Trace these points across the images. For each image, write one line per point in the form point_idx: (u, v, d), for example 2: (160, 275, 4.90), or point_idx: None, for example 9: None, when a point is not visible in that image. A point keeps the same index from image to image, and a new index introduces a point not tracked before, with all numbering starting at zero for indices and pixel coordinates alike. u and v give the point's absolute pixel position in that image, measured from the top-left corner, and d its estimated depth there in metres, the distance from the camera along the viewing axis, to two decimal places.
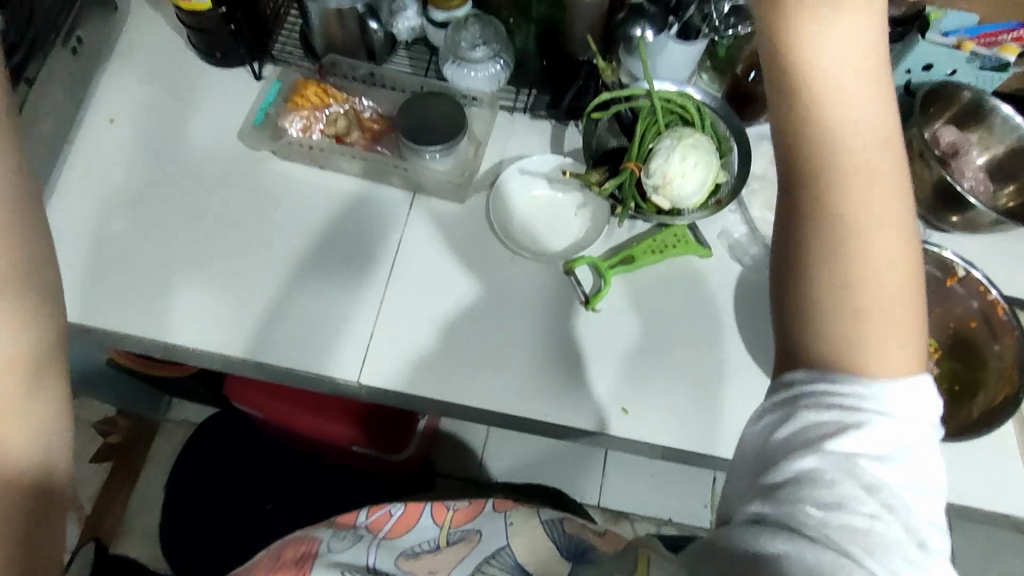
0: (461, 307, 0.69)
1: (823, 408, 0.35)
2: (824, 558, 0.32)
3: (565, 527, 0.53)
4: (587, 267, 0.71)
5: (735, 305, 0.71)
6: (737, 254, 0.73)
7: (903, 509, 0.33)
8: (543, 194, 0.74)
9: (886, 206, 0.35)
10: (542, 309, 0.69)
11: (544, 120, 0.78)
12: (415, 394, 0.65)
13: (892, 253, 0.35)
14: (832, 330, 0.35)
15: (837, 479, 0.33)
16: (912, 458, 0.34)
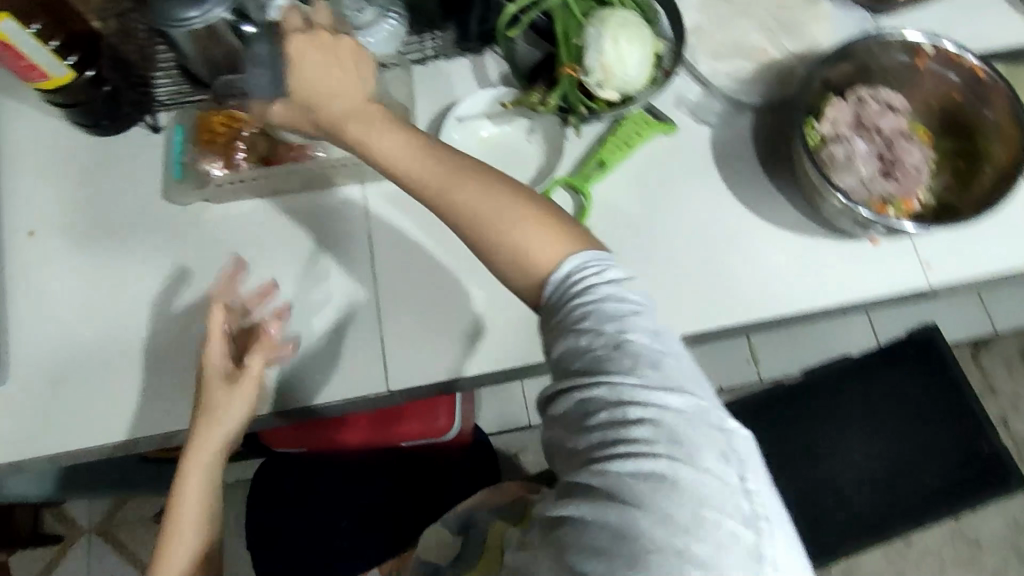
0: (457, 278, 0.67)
1: (597, 293, 0.46)
2: (638, 412, 0.42)
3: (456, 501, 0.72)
4: (562, 189, 0.68)
5: (718, 168, 0.68)
6: (701, 116, 0.70)
7: (675, 413, 0.42)
8: (490, 132, 0.69)
9: (466, 182, 0.51)
10: None
11: (459, 57, 0.73)
12: (447, 378, 0.64)
13: (520, 223, 0.49)
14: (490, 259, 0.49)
15: (616, 346, 0.44)
16: (669, 360, 0.44)
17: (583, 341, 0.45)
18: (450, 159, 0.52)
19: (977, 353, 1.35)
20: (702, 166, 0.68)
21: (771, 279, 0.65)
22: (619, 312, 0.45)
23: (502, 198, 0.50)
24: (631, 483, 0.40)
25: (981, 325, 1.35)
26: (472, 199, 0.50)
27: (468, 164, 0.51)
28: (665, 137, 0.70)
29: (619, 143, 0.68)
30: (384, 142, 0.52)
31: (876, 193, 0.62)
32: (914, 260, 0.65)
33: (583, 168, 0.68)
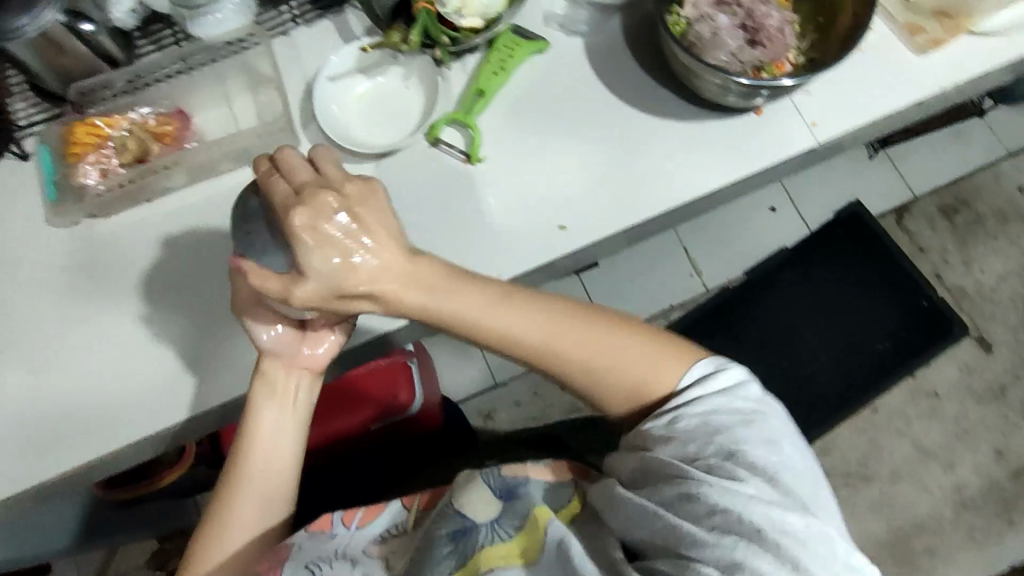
0: None
1: (702, 408, 0.53)
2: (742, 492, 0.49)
3: (501, 469, 0.61)
4: (449, 127, 0.68)
5: (597, 73, 0.69)
6: (570, 27, 0.70)
7: (743, 419, 0.52)
8: (365, 87, 0.68)
9: (530, 319, 0.55)
10: (435, 188, 0.67)
11: (320, 19, 0.72)
12: (379, 333, 0.64)
13: (639, 351, 0.56)
14: (609, 377, 0.55)
15: (726, 461, 0.51)
16: (762, 428, 0.52)
17: (692, 424, 0.53)
18: (530, 316, 0.55)
19: (901, 218, 1.41)
20: (581, 76, 0.69)
21: (668, 170, 0.67)
22: (723, 405, 0.53)
23: (546, 314, 0.55)
24: (722, 507, 0.49)
25: (896, 193, 1.42)
26: (613, 352, 0.55)
27: (561, 325, 0.55)
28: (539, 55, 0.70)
29: (493, 70, 0.67)
30: (454, 301, 0.53)
31: (746, 63, 0.63)
32: (799, 121, 0.67)
33: (465, 102, 0.67)
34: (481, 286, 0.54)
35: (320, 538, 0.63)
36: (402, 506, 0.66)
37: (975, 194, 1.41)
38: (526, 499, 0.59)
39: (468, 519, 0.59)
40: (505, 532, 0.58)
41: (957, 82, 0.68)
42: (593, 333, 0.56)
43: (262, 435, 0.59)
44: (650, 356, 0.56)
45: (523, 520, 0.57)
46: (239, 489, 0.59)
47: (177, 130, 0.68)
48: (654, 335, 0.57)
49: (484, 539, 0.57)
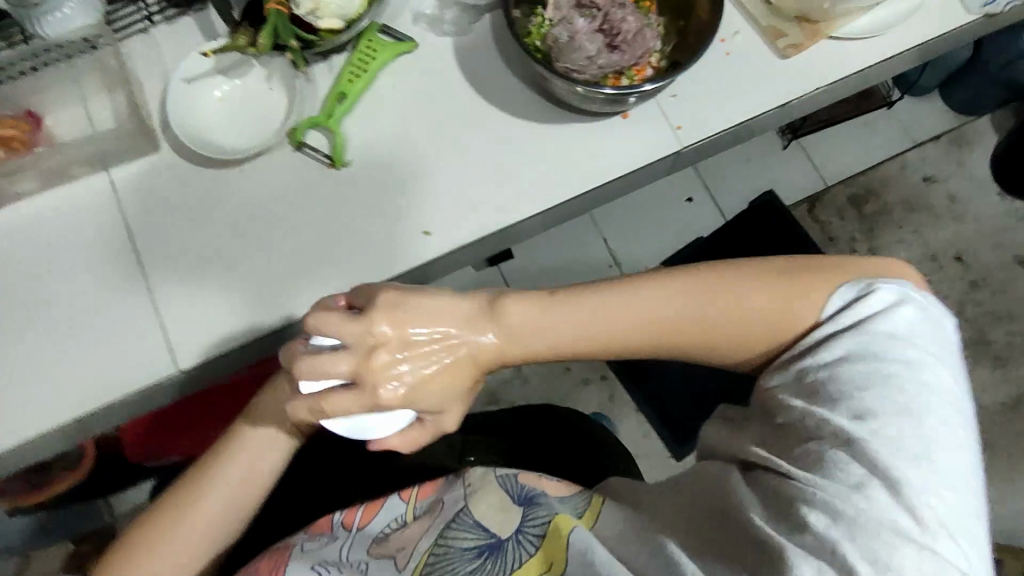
0: (230, 243, 0.66)
1: (857, 364, 0.49)
2: (856, 506, 0.45)
3: (518, 477, 0.64)
4: (313, 130, 0.67)
5: (465, 76, 0.69)
6: (437, 28, 0.70)
7: (873, 388, 0.48)
8: (225, 90, 0.66)
9: (683, 307, 0.54)
10: (298, 195, 0.66)
11: (181, 18, 0.70)
12: (241, 343, 0.64)
13: (758, 299, 0.53)
14: (726, 337, 0.54)
15: (844, 462, 0.47)
16: (893, 385, 0.48)
17: (830, 383, 0.49)
18: (700, 298, 0.54)
19: (812, 208, 1.44)
20: (448, 78, 0.69)
21: (535, 174, 0.67)
22: (869, 346, 0.49)
23: (687, 295, 0.54)
24: (813, 521, 0.46)
25: (810, 182, 1.46)
26: (708, 322, 0.54)
27: (692, 294, 0.54)
28: (407, 56, 0.69)
29: (355, 72, 0.67)
30: (558, 322, 0.53)
31: (603, 68, 0.63)
32: (663, 125, 0.68)
33: (328, 107, 0.66)
34: (577, 300, 0.54)
35: (319, 541, 0.66)
36: (401, 499, 0.68)
37: (882, 184, 1.45)
38: (545, 505, 0.60)
39: (496, 537, 0.59)
40: (531, 542, 0.57)
41: (816, 87, 0.69)
42: (713, 316, 0.54)
43: (221, 469, 0.58)
44: (743, 315, 0.54)
45: (543, 531, 0.57)
46: (175, 530, 0.57)
47: (26, 136, 0.66)
48: (784, 272, 0.54)
49: (514, 556, 0.57)
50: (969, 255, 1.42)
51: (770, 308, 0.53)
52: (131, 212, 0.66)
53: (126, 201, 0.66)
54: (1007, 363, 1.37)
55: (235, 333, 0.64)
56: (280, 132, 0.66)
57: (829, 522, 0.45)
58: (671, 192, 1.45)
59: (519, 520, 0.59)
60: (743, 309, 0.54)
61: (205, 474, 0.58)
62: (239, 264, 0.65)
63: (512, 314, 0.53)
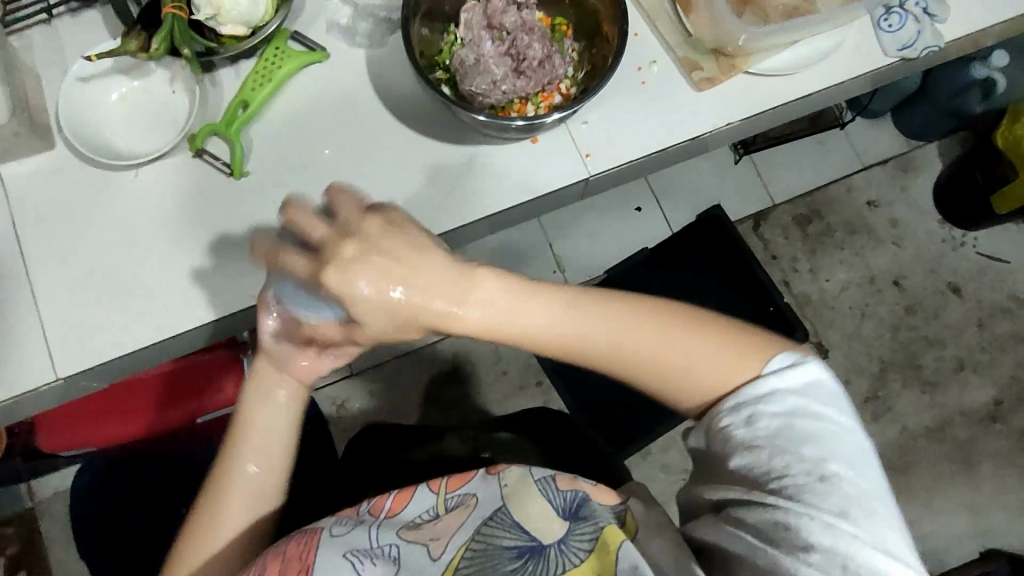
0: (120, 249, 0.64)
1: (761, 412, 0.52)
2: (802, 533, 0.48)
3: (558, 482, 0.59)
4: (214, 137, 0.66)
5: (377, 90, 0.68)
6: (351, 39, 0.69)
7: (800, 428, 0.51)
8: (124, 92, 0.65)
9: (638, 350, 0.53)
10: (194, 203, 0.65)
11: (85, 10, 0.68)
12: (125, 352, 0.63)
13: (707, 363, 0.53)
14: (662, 381, 0.54)
15: (779, 499, 0.50)
16: (826, 424, 0.51)
17: (773, 431, 0.51)
18: (652, 346, 0.53)
19: (757, 225, 1.45)
20: (359, 91, 0.68)
21: (439, 194, 0.66)
22: (793, 394, 0.52)
23: (638, 330, 0.53)
24: (816, 541, 0.48)
25: (758, 199, 1.47)
26: (650, 359, 0.53)
27: (650, 343, 0.53)
28: (318, 65, 0.68)
29: (260, 80, 0.66)
30: (512, 325, 0.51)
31: (507, 93, 0.62)
32: (573, 152, 0.68)
33: (229, 115, 0.65)
34: (543, 297, 0.52)
35: (346, 524, 0.59)
36: (430, 490, 0.62)
37: (828, 205, 1.47)
38: (591, 521, 0.56)
39: (536, 540, 0.56)
40: (578, 552, 0.54)
41: (729, 122, 0.69)
42: (674, 359, 0.53)
43: (261, 406, 0.58)
44: (686, 363, 0.53)
45: (591, 543, 0.55)
46: (233, 471, 0.57)
47: None
48: (729, 335, 0.54)
49: (560, 562, 0.54)
50: (907, 279, 1.44)
51: (715, 365, 0.53)
52: (24, 211, 0.64)
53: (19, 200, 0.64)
54: (936, 388, 1.40)
55: (123, 341, 0.63)
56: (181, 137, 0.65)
57: (831, 548, 0.47)
58: (620, 201, 1.45)
59: (564, 530, 0.56)
60: (692, 364, 0.53)
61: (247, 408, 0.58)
62: (132, 270, 0.64)
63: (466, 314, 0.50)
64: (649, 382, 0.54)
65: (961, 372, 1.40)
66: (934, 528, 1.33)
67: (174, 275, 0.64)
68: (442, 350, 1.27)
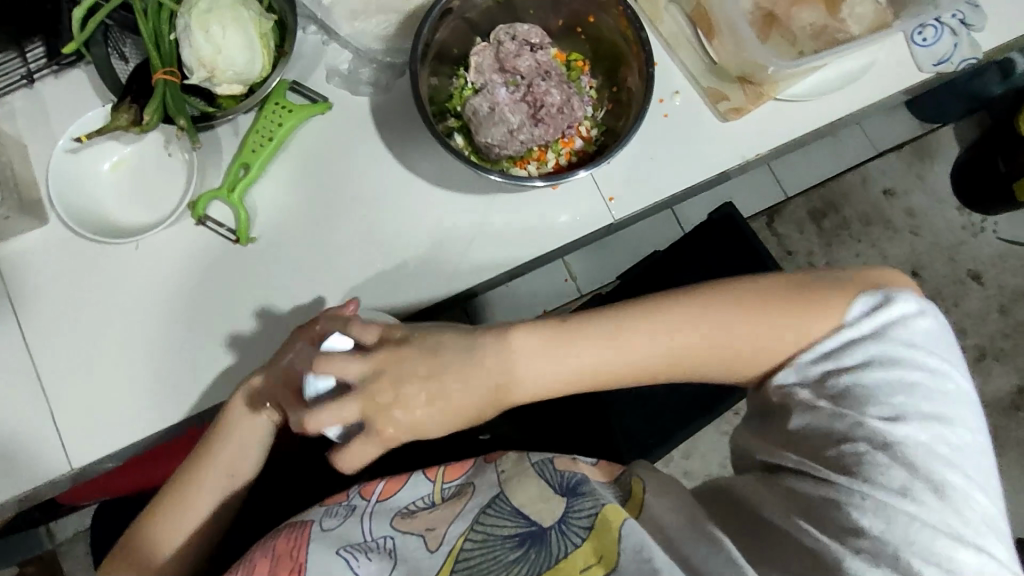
0: (126, 327, 0.61)
1: (834, 362, 0.48)
2: (860, 498, 0.44)
3: (556, 464, 0.53)
4: (217, 201, 0.63)
5: (384, 140, 0.65)
6: (353, 87, 0.65)
7: (874, 387, 0.46)
8: (119, 158, 0.63)
9: (712, 330, 0.50)
10: (201, 274, 0.62)
11: (67, 69, 0.63)
12: (138, 437, 0.60)
13: (753, 343, 0.49)
14: (712, 363, 0.51)
15: (853, 456, 0.45)
16: (907, 376, 0.46)
17: (842, 388, 0.47)
18: (726, 324, 0.50)
19: (771, 221, 1.42)
20: (365, 140, 0.65)
21: (457, 251, 0.63)
22: (872, 345, 0.47)
23: (701, 313, 0.50)
24: (867, 525, 0.43)
25: (771, 193, 1.43)
26: (693, 356, 0.50)
27: (717, 320, 0.50)
28: (320, 116, 0.65)
29: (261, 138, 0.62)
30: (564, 351, 0.50)
31: (526, 143, 0.58)
32: (594, 196, 0.64)
33: (231, 178, 0.62)
34: (578, 337, 0.50)
35: (336, 516, 0.55)
36: (425, 478, 0.57)
37: (842, 197, 1.43)
38: (591, 495, 0.49)
39: (536, 525, 0.49)
40: (580, 531, 0.47)
41: (756, 155, 0.65)
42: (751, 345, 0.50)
43: (235, 429, 0.56)
44: (732, 347, 0.50)
45: (592, 518, 0.47)
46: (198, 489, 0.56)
47: None
48: (782, 301, 0.49)
49: (560, 547, 0.47)
50: (925, 270, 1.42)
51: (751, 344, 0.50)
52: (23, 293, 0.61)
53: (20, 283, 0.61)
54: None
55: (139, 426, 0.60)
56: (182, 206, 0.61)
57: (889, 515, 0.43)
58: None
59: (563, 510, 0.49)
60: (737, 342, 0.50)
61: (219, 431, 0.56)
62: (143, 349, 0.61)
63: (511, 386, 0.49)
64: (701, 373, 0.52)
65: (983, 363, 1.39)
66: None
67: (187, 353, 0.61)
68: None
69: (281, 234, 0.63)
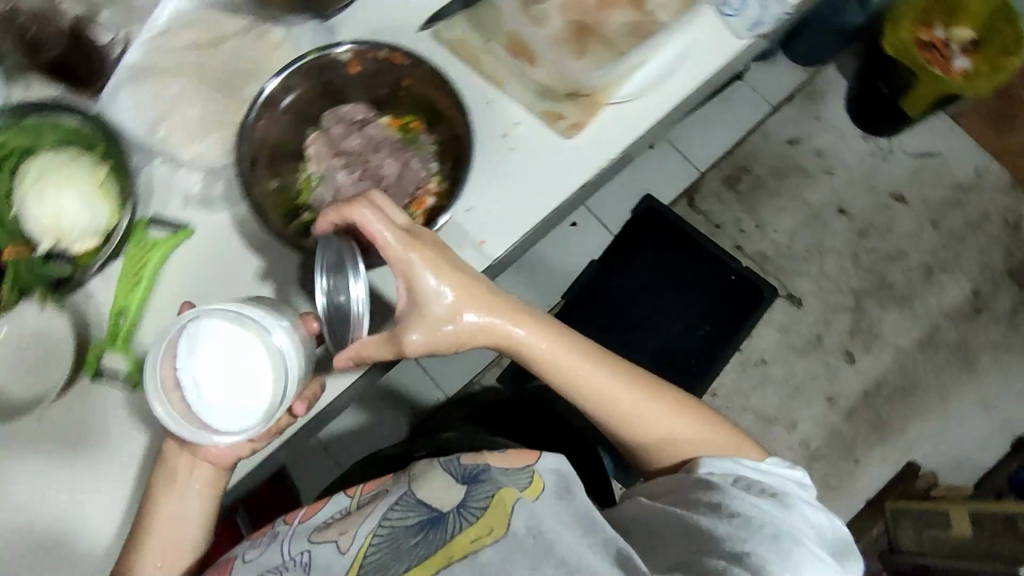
0: (48, 503, 0.61)
1: (756, 470, 0.60)
2: (719, 527, 0.54)
3: (461, 459, 0.62)
4: (108, 353, 0.63)
5: (254, 247, 0.66)
6: (211, 205, 0.67)
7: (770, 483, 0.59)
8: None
9: (635, 409, 0.63)
10: (111, 428, 0.63)
11: None
12: None
13: (661, 429, 0.63)
14: (622, 423, 0.63)
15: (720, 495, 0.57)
16: (802, 495, 0.59)
17: (738, 472, 0.59)
18: (640, 409, 0.63)
19: (692, 201, 1.44)
20: (236, 253, 0.66)
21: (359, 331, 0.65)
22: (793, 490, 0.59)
23: (639, 385, 0.64)
24: (746, 552, 0.52)
25: (684, 173, 1.45)
26: (618, 411, 0.63)
27: (644, 412, 0.63)
28: (184, 243, 0.66)
29: (132, 281, 0.64)
30: (526, 330, 0.61)
31: None
32: (466, 243, 0.65)
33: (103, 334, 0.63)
34: (569, 343, 0.63)
35: (262, 547, 0.64)
36: (345, 495, 0.66)
37: (751, 158, 1.47)
38: (490, 481, 0.59)
39: (438, 510, 0.58)
40: (474, 511, 0.57)
41: (607, 163, 0.67)
42: (649, 422, 0.63)
43: (167, 500, 0.59)
44: (647, 421, 0.63)
45: (486, 501, 0.57)
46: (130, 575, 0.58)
47: None
48: (695, 413, 0.64)
49: (455, 527, 0.57)
50: (850, 205, 1.45)
51: (666, 433, 0.63)
52: None
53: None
54: (912, 300, 1.41)
55: None
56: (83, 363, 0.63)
57: (745, 538, 0.53)
58: None
59: (462, 497, 0.58)
60: (649, 428, 0.63)
61: (152, 501, 0.59)
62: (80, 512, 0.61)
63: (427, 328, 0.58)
64: (598, 416, 0.64)
65: (931, 277, 1.42)
66: (951, 435, 1.36)
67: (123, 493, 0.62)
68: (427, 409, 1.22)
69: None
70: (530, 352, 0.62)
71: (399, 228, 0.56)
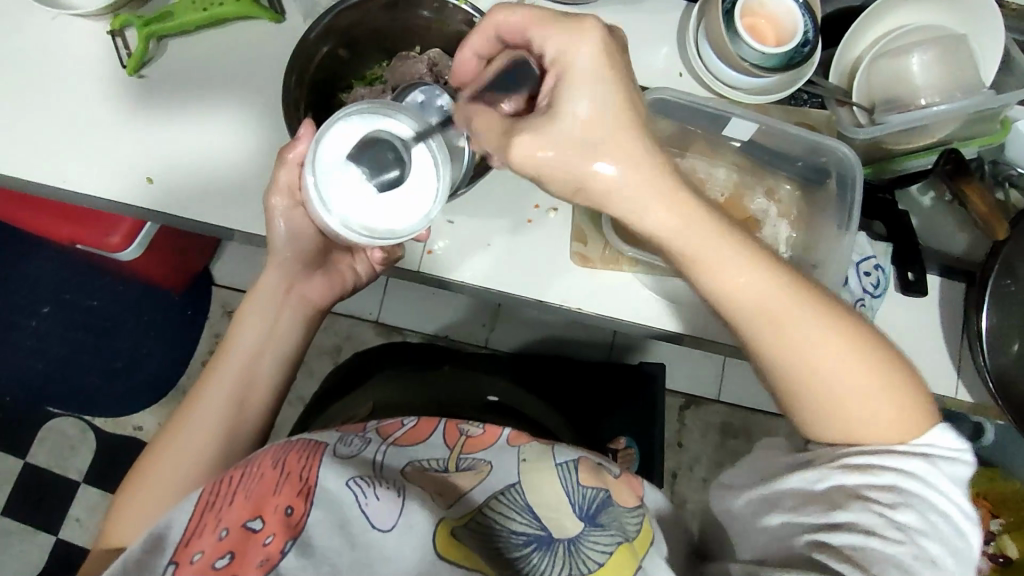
0: (41, 80, 0.86)
1: (870, 491, 0.59)
2: (866, 540, 0.57)
3: (579, 478, 0.64)
4: (134, 31, 0.86)
5: (260, 82, 0.87)
6: (307, 15, 0.88)
7: (866, 476, 0.59)
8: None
9: (788, 337, 0.60)
10: (85, 64, 0.87)
11: None
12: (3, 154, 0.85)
13: (827, 375, 0.60)
14: (799, 400, 0.62)
15: (864, 519, 0.58)
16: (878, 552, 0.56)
17: (870, 517, 0.58)
18: (768, 318, 0.60)
19: (685, 407, 1.45)
20: (250, 57, 0.88)
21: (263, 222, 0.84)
22: (940, 451, 0.61)
23: (786, 322, 0.60)
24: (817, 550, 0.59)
25: (710, 391, 1.45)
26: (781, 362, 0.61)
27: (754, 278, 0.60)
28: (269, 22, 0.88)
29: (200, 6, 0.84)
30: (757, 336, 0.61)
31: None
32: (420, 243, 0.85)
33: (158, 20, 0.84)
34: (796, 313, 0.60)
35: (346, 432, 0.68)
36: (443, 443, 0.67)
37: (753, 436, 1.43)
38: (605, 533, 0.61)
39: (548, 533, 0.61)
40: (590, 558, 0.60)
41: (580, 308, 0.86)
42: (793, 345, 0.60)
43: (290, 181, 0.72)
44: (804, 364, 0.60)
45: (607, 556, 0.60)
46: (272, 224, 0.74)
47: None
48: (877, 374, 0.61)
49: (560, 554, 0.60)
50: None
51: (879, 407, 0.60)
52: (22, 16, 0.87)
53: (55, 22, 0.87)
54: None
55: (9, 144, 0.85)
56: (179, 79, 0.87)
57: None
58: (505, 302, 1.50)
59: (577, 533, 0.61)
60: (801, 367, 0.61)
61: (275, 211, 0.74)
62: (75, 126, 0.86)
63: (787, 331, 0.60)
64: (760, 359, 0.63)
65: None
66: None
67: (109, 147, 0.85)
68: (406, 350, 1.11)
69: (227, 116, 0.86)
70: (781, 347, 0.61)
71: (822, 333, 0.60)
